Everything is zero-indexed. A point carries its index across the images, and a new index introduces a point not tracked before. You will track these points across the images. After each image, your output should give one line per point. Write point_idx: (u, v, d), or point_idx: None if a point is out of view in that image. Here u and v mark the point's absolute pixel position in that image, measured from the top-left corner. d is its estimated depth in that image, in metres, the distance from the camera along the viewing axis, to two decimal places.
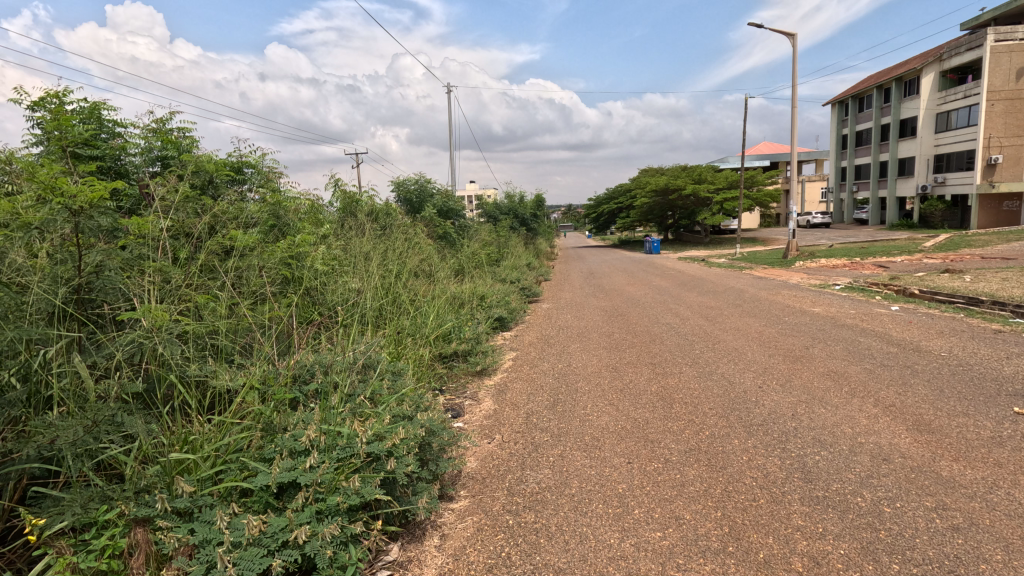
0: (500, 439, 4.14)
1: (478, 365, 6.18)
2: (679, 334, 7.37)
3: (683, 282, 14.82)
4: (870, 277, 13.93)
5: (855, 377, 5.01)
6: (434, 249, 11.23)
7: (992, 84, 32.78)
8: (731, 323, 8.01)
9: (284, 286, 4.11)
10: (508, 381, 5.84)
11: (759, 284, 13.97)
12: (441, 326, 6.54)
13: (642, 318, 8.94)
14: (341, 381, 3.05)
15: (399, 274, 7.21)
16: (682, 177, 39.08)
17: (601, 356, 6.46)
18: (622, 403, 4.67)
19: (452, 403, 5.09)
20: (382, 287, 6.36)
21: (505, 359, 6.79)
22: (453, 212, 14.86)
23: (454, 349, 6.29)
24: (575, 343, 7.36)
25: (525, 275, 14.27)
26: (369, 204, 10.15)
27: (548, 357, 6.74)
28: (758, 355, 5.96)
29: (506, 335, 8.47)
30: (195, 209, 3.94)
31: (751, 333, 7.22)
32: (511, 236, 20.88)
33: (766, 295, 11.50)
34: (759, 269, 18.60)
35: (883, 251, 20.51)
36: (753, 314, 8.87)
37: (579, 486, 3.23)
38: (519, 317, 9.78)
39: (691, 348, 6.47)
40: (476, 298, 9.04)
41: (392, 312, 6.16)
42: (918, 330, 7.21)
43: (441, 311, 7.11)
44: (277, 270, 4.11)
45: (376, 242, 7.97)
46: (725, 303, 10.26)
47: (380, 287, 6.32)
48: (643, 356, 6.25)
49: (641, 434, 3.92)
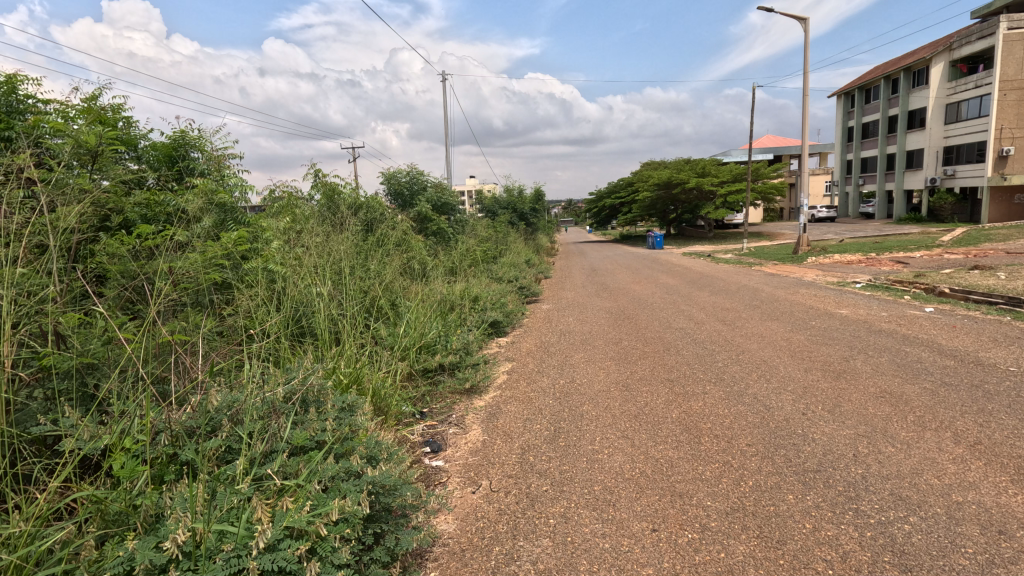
0: (488, 487, 3.30)
1: (467, 381, 5.35)
2: (697, 344, 6.50)
3: (691, 280, 13.95)
4: (892, 275, 13.07)
5: (916, 401, 4.16)
6: (424, 246, 10.38)
7: (1004, 73, 31.81)
8: (753, 329, 7.16)
9: (209, 305, 3.30)
10: (502, 401, 5.00)
11: (772, 282, 13.11)
12: (425, 336, 5.69)
13: (652, 322, 8.08)
14: (259, 434, 2.24)
15: (376, 275, 6.39)
16: (685, 170, 38.15)
17: (608, 371, 5.61)
18: (638, 435, 3.83)
19: (432, 432, 4.25)
20: (349, 294, 5.52)
21: (499, 373, 5.94)
22: (448, 206, 14.00)
23: (439, 362, 5.45)
24: (580, 353, 6.50)
25: (523, 273, 13.41)
26: (352, 198, 9.27)
27: (548, 370, 5.89)
28: (792, 371, 5.11)
29: (501, 342, 7.62)
30: (100, 203, 3.11)
31: (779, 342, 6.36)
32: (510, 232, 20.01)
33: (784, 295, 10.64)
34: (770, 265, 17.75)
35: (899, 246, 19.61)
36: (775, 317, 8.03)
37: (591, 572, 2.38)
38: (517, 321, 8.91)
39: (713, 361, 5.62)
40: (468, 300, 8.20)
41: (361, 324, 5.32)
42: (967, 337, 6.35)
43: (426, 317, 6.27)
44: (209, 282, 3.30)
45: (355, 240, 7.11)
46: (741, 304, 9.40)
47: (346, 296, 5.47)
48: (659, 372, 5.39)
49: (665, 486, 3.09)
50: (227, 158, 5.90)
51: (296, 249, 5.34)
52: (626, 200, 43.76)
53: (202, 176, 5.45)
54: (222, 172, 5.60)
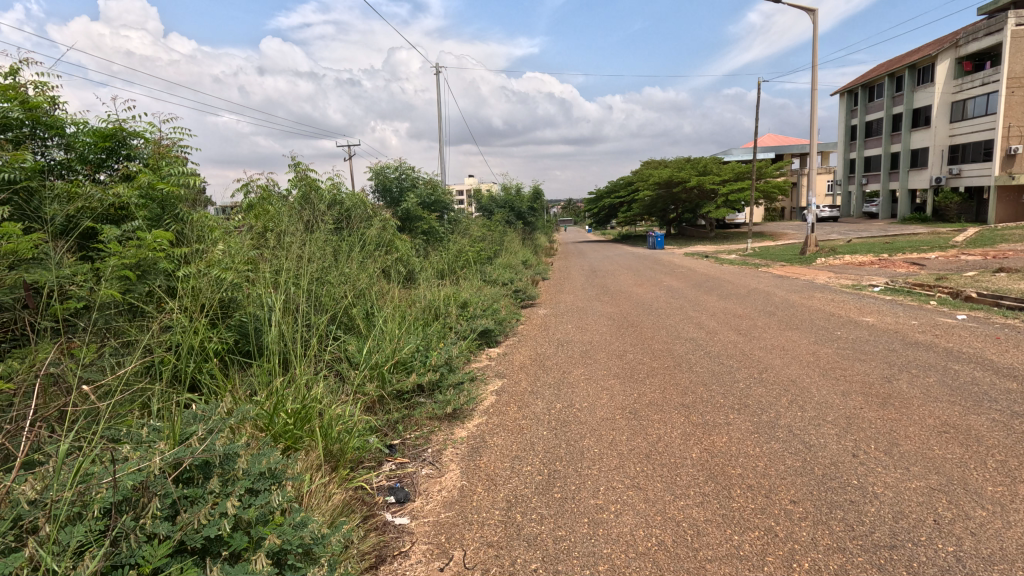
0: (462, 561, 2.55)
1: (449, 405, 4.62)
2: (711, 358, 5.76)
3: (696, 282, 13.23)
4: (909, 278, 12.33)
5: (990, 438, 3.41)
6: (410, 247, 9.65)
7: (1012, 70, 31.07)
8: (772, 341, 6.43)
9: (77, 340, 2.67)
10: (488, 431, 4.27)
11: (783, 285, 12.37)
12: (403, 351, 4.95)
13: (659, 331, 7.34)
14: (99, 539, 1.51)
15: (345, 282, 5.70)
16: (686, 168, 37.44)
17: (612, 393, 4.86)
18: (651, 486, 3.09)
19: (401, 476, 3.51)
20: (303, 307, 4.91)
21: (487, 393, 5.20)
22: (442, 205, 13.25)
23: (416, 382, 4.72)
24: (580, 368, 5.76)
25: (519, 275, 12.70)
26: (331, 194, 8.41)
27: (543, 390, 5.15)
28: (828, 396, 4.36)
29: (492, 353, 6.89)
30: None
31: (804, 357, 5.62)
32: (506, 231, 19.27)
33: (798, 299, 9.92)
34: (778, 267, 17.02)
35: (911, 246, 18.90)
36: (794, 326, 7.30)
37: None
38: (511, 329, 8.16)
39: (734, 382, 4.88)
40: (456, 307, 7.47)
41: (315, 342, 4.69)
42: (1017, 352, 5.61)
43: (404, 330, 5.54)
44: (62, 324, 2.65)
45: (328, 241, 6.35)
46: (754, 311, 8.68)
47: (298, 308, 4.84)
48: (672, 395, 4.65)
49: (693, 567, 2.35)
50: (175, 146, 5.18)
51: (244, 253, 4.67)
52: (626, 199, 43.10)
53: (144, 167, 4.69)
54: (167, 163, 4.85)
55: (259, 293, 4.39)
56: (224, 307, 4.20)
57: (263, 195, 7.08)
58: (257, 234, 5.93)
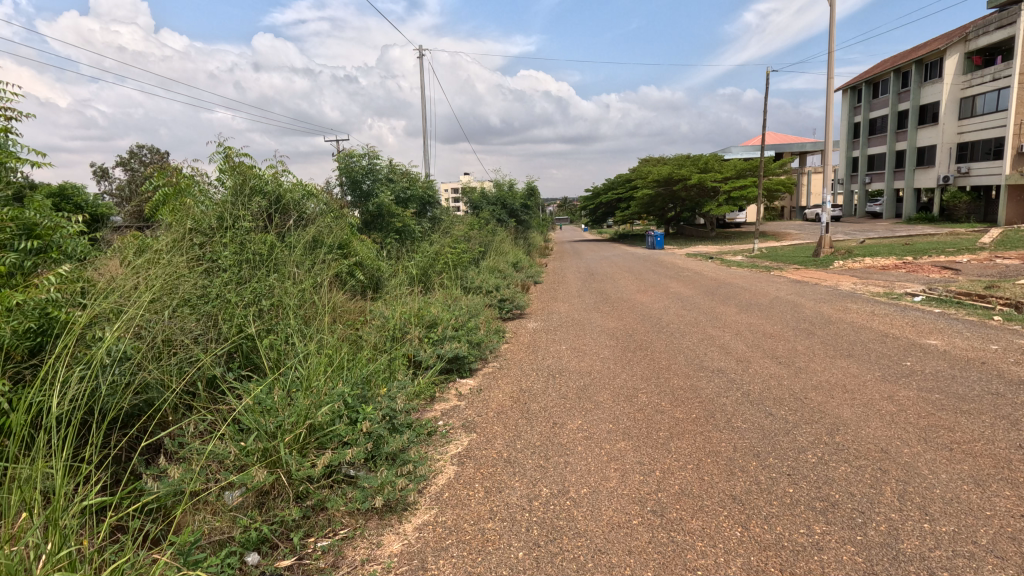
0: None
1: (380, 493, 3.10)
2: (754, 407, 4.24)
3: (707, 289, 11.76)
4: (950, 286, 10.85)
5: None
6: (372, 250, 8.15)
7: None
8: (828, 377, 4.93)
9: None
10: (434, 545, 2.75)
11: (807, 293, 10.88)
12: (324, 403, 3.44)
13: (674, 357, 5.83)
14: None
15: (253, 301, 4.25)
16: (687, 165, 35.95)
17: (623, 469, 3.36)
18: None
19: None
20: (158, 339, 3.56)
21: (446, 462, 3.69)
22: (425, 201, 11.76)
23: (334, 457, 3.19)
24: (577, 419, 4.24)
25: (508, 280, 11.21)
26: (273, 186, 6.78)
27: (523, 459, 3.63)
28: (957, 488, 2.85)
29: (464, 389, 5.38)
30: None
31: (883, 406, 4.10)
32: (497, 230, 17.78)
33: (833, 312, 8.45)
34: (791, 270, 15.53)
35: (935, 248, 17.42)
36: (844, 352, 5.81)
37: None
38: (492, 351, 6.62)
39: (797, 453, 3.36)
40: (419, 326, 5.94)
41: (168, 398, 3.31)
42: None
43: (333, 369, 4.02)
44: None
45: (244, 251, 4.93)
46: (786, 328, 7.19)
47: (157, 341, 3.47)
48: (714, 479, 3.14)
49: None
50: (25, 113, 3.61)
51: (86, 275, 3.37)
52: (623, 197, 41.74)
53: None
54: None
55: (71, 351, 2.81)
56: (36, 360, 2.86)
57: (192, 197, 5.47)
58: (140, 242, 4.53)
